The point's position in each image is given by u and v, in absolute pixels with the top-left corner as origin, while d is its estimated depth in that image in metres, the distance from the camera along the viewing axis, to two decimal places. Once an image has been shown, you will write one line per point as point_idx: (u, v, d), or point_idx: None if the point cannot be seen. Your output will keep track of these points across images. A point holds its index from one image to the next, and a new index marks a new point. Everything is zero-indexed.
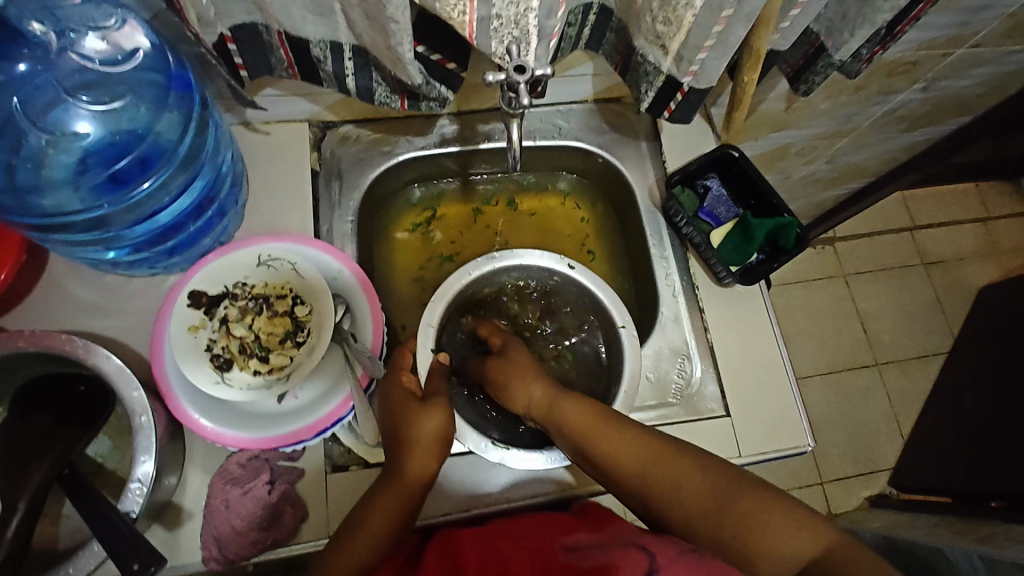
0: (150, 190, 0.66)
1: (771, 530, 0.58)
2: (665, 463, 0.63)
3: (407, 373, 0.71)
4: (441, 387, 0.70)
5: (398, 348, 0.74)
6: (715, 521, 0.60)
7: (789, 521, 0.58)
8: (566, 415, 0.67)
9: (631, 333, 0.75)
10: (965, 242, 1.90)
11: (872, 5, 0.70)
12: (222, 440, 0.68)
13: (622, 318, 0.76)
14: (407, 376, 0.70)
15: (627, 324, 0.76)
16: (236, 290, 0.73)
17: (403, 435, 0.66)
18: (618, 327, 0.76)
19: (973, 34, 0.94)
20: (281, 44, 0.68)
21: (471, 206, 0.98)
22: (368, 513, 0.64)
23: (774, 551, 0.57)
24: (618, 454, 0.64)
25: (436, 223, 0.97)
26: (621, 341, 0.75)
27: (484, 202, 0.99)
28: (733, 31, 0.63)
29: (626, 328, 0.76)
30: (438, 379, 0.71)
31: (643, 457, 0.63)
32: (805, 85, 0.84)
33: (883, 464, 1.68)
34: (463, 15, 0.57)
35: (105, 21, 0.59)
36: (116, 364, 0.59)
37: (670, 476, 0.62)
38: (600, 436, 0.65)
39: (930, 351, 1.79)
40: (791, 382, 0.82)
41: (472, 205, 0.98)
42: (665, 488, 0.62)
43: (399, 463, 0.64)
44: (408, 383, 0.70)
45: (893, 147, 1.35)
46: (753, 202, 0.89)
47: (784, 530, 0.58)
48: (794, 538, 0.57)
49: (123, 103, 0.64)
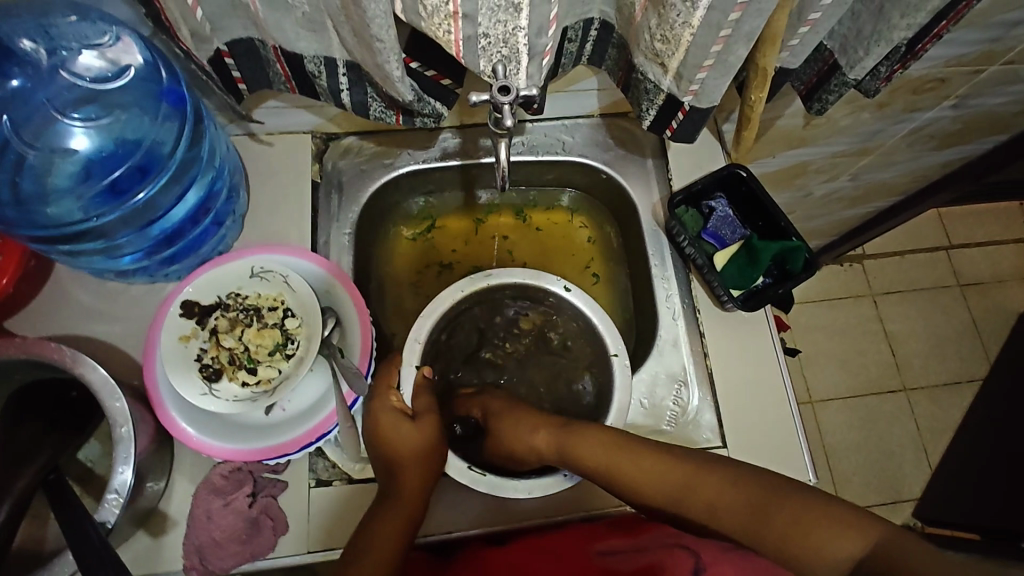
0: (146, 199, 0.67)
1: (816, 535, 0.56)
2: (690, 481, 0.63)
3: (395, 393, 0.70)
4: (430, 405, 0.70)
5: (385, 363, 0.73)
6: (756, 531, 0.59)
7: (832, 526, 0.56)
8: (577, 441, 0.68)
9: (623, 362, 0.73)
10: (1005, 264, 1.80)
11: (887, 22, 0.67)
12: (208, 450, 0.68)
13: (615, 346, 0.74)
14: (395, 396, 0.70)
15: (620, 353, 0.74)
16: (229, 301, 0.73)
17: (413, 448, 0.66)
18: (612, 356, 0.74)
19: (1006, 50, 0.89)
20: (277, 59, 0.68)
21: (475, 218, 0.97)
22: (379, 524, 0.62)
23: (823, 555, 0.55)
24: (637, 477, 0.64)
25: (438, 235, 0.96)
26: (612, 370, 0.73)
27: (489, 215, 0.97)
28: (734, 50, 0.61)
29: (618, 357, 0.74)
30: (425, 396, 0.71)
31: (669, 479, 0.63)
32: (819, 104, 0.80)
33: (907, 495, 1.60)
34: (448, 34, 0.56)
35: (99, 38, 0.63)
36: (101, 374, 0.59)
37: (699, 492, 0.62)
38: (617, 461, 0.66)
39: (963, 378, 1.70)
40: (793, 412, 0.79)
41: (475, 217, 0.97)
42: (698, 506, 0.62)
43: (407, 472, 0.64)
44: (397, 402, 0.69)
45: (923, 165, 1.28)
46: (761, 222, 0.85)
47: (830, 532, 0.55)
48: (845, 542, 0.55)
49: (113, 117, 0.65)
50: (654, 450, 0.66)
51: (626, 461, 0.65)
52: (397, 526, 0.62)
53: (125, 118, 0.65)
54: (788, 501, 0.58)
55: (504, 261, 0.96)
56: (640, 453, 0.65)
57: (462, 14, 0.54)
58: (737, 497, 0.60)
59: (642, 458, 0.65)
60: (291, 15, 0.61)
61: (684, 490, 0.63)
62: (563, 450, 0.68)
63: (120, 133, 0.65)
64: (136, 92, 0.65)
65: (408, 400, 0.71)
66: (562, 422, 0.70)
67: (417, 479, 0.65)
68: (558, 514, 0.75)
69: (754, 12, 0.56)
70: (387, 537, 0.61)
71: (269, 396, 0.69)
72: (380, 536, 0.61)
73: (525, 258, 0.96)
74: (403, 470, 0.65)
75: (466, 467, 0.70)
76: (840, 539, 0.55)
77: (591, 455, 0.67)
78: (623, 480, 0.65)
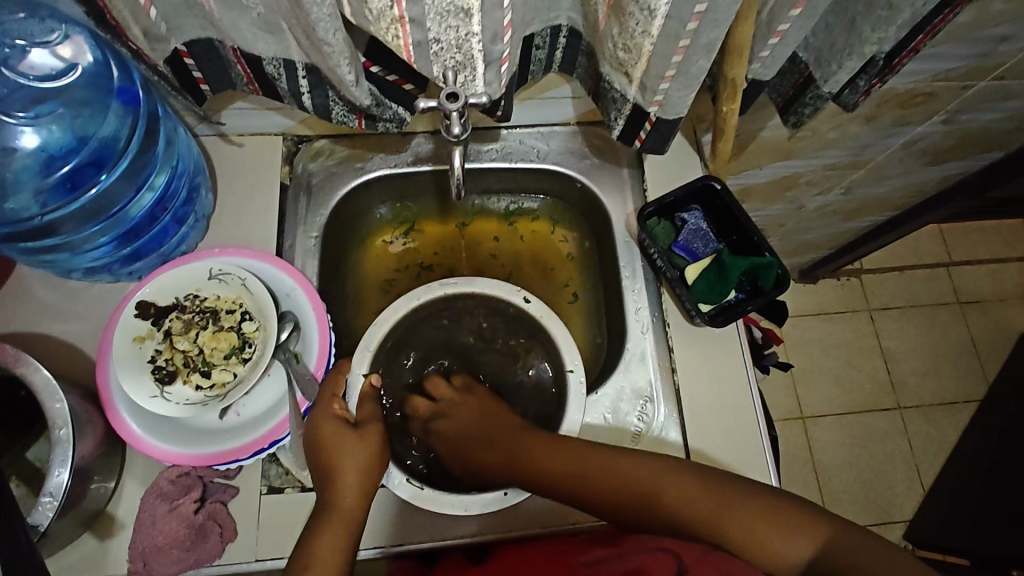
0: (100, 193, 0.66)
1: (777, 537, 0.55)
2: (651, 484, 0.61)
3: (339, 401, 0.68)
4: (375, 413, 0.69)
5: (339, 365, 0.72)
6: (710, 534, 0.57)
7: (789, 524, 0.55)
8: (535, 451, 0.67)
9: (578, 379, 0.72)
10: (1006, 282, 1.75)
11: (859, 36, 0.65)
12: (156, 454, 0.67)
13: (572, 363, 0.73)
14: (338, 404, 0.68)
15: (576, 368, 0.73)
16: (186, 303, 0.72)
17: (358, 457, 0.64)
18: (567, 372, 0.73)
19: (996, 65, 0.86)
20: (237, 60, 0.67)
21: (459, 223, 0.95)
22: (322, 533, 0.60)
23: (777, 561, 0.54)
24: (595, 478, 0.63)
25: (419, 239, 0.94)
26: (568, 386, 0.72)
27: (472, 219, 0.95)
28: (694, 62, 0.59)
29: (574, 373, 0.73)
30: (370, 403, 0.69)
31: (634, 483, 0.62)
32: (795, 117, 0.78)
33: (897, 516, 1.56)
34: (397, 39, 0.55)
35: (48, 36, 0.61)
36: (44, 375, 0.59)
37: (657, 497, 0.60)
38: (578, 470, 0.64)
39: (959, 399, 1.66)
40: (762, 434, 0.77)
41: (460, 222, 0.95)
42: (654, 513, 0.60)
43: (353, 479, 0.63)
44: (340, 410, 0.67)
45: (918, 180, 1.26)
46: (735, 236, 0.83)
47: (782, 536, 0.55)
48: (794, 540, 0.55)
49: (63, 118, 0.64)
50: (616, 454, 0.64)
51: (588, 469, 0.63)
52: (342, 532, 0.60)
53: (77, 116, 0.64)
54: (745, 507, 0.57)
55: (489, 269, 0.94)
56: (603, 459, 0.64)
57: (409, 18, 0.53)
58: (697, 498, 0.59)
59: (602, 462, 0.63)
60: (247, 15, 0.60)
61: (644, 499, 0.61)
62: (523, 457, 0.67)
63: (71, 130, 0.64)
64: (85, 89, 0.64)
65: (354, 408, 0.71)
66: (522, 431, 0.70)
67: (358, 488, 0.63)
68: (513, 529, 0.72)
69: (711, 23, 0.54)
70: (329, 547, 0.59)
71: (220, 401, 0.68)
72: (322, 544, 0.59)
73: (511, 269, 0.94)
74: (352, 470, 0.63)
75: (405, 481, 0.71)
76: (793, 537, 0.55)
77: (551, 463, 0.65)
78: (585, 489, 0.64)
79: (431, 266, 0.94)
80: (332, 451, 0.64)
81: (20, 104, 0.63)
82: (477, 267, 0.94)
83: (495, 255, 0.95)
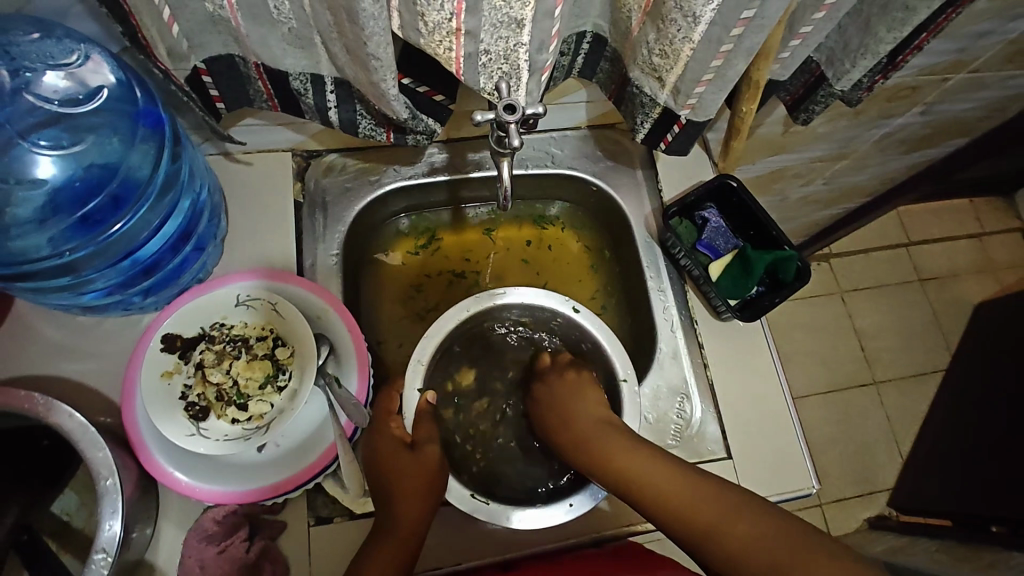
0: (122, 230, 0.63)
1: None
2: (721, 512, 0.58)
3: (395, 419, 0.71)
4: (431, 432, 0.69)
5: (385, 388, 0.73)
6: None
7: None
8: (615, 450, 0.65)
9: (632, 388, 0.71)
10: (960, 259, 1.77)
11: (874, 36, 0.68)
12: (197, 495, 0.64)
13: (623, 370, 0.73)
14: (395, 424, 0.70)
15: (629, 376, 0.72)
16: (214, 332, 0.69)
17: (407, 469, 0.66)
18: (620, 380, 0.72)
19: (973, 59, 0.91)
20: (259, 76, 0.64)
21: (484, 228, 0.94)
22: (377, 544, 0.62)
23: None
24: (672, 498, 0.61)
25: (437, 250, 0.92)
26: (621, 397, 0.72)
27: (498, 225, 0.94)
28: (733, 65, 0.61)
29: (627, 381, 0.73)
30: (425, 423, 0.69)
31: (706, 504, 0.59)
32: (805, 114, 0.82)
33: (881, 484, 1.52)
34: (449, 51, 0.54)
35: (67, 57, 0.59)
36: (79, 421, 0.55)
37: (725, 528, 0.57)
38: (658, 485, 0.62)
39: (926, 369, 1.65)
40: (791, 413, 0.80)
41: (484, 228, 0.94)
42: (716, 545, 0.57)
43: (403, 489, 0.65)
44: (398, 430, 0.70)
45: (891, 168, 1.32)
46: (752, 232, 0.86)
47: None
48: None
49: (88, 144, 0.61)
50: (695, 474, 0.62)
51: (668, 482, 0.62)
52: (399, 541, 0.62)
53: (108, 136, 0.61)
54: (828, 563, 0.51)
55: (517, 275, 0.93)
56: (682, 475, 0.62)
57: (465, 31, 0.52)
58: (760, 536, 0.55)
59: (679, 478, 0.62)
60: (277, 31, 0.57)
61: (709, 527, 0.58)
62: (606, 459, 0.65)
63: (102, 157, 0.61)
64: (113, 113, 0.61)
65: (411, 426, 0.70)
66: (601, 426, 0.68)
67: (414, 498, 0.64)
68: (570, 539, 0.73)
69: (756, 28, 0.56)
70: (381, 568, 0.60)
71: (263, 433, 0.64)
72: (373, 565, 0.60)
73: (544, 275, 0.94)
74: (406, 489, 0.65)
75: (469, 495, 0.67)
76: None
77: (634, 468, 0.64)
78: (662, 504, 0.61)
79: (451, 279, 0.92)
80: (393, 470, 0.66)
81: (41, 132, 0.60)
82: (502, 275, 0.93)
83: (528, 259, 0.94)
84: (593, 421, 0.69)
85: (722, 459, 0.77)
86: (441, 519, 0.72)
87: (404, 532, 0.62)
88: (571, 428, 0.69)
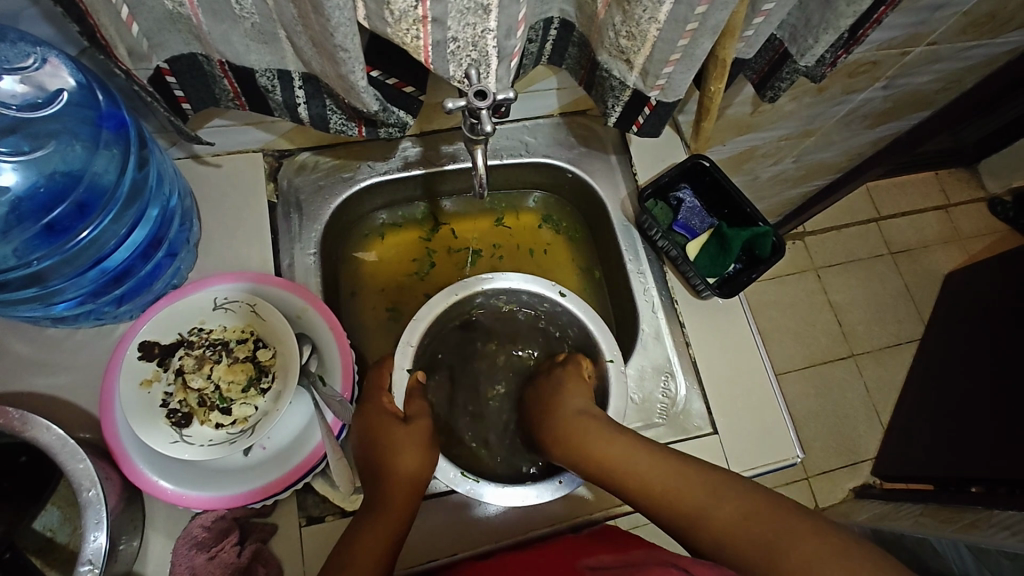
0: (90, 237, 0.62)
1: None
2: (707, 500, 0.56)
3: (388, 395, 0.69)
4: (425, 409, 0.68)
5: (374, 366, 0.72)
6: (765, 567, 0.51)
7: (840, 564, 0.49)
8: (597, 444, 0.64)
9: (620, 367, 0.72)
10: (928, 230, 1.81)
11: (835, 11, 0.69)
12: (185, 502, 0.63)
13: (610, 352, 0.74)
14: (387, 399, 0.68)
15: (615, 358, 0.73)
16: (192, 337, 0.69)
17: (384, 455, 0.63)
18: (607, 362, 0.73)
19: (930, 32, 0.93)
20: (224, 74, 0.63)
21: (493, 218, 0.95)
22: (363, 531, 0.59)
23: None
24: (658, 483, 0.59)
25: (449, 237, 0.93)
26: (609, 376, 0.72)
27: (502, 215, 0.95)
28: (699, 44, 0.61)
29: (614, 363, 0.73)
30: (417, 400, 0.69)
31: (698, 493, 0.57)
32: (772, 91, 0.84)
33: (864, 454, 1.55)
34: (416, 40, 0.54)
35: (22, 61, 0.56)
36: (57, 434, 0.54)
37: (710, 520, 0.56)
38: (649, 472, 0.60)
39: (903, 339, 1.68)
40: (771, 379, 0.82)
41: (495, 217, 0.95)
42: (705, 539, 0.55)
43: (386, 470, 0.62)
44: (390, 405, 0.68)
45: (857, 143, 1.35)
46: (726, 210, 0.89)
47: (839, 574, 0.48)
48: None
49: (52, 147, 0.59)
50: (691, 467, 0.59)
51: (649, 469, 0.60)
52: (384, 523, 0.59)
53: (70, 144, 0.60)
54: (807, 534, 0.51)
55: (525, 265, 0.94)
56: (671, 462, 0.60)
57: (431, 18, 0.52)
58: (749, 526, 0.54)
59: (664, 466, 0.60)
60: (239, 27, 0.56)
61: (692, 517, 0.56)
62: (591, 452, 0.63)
63: (64, 164, 0.60)
64: (70, 119, 0.60)
65: (400, 402, 0.69)
66: (572, 419, 0.66)
67: (412, 476, 0.63)
68: (568, 520, 0.74)
69: (720, 5, 0.56)
70: (369, 547, 0.57)
71: (248, 435, 0.64)
72: (364, 541, 0.58)
73: (537, 269, 0.94)
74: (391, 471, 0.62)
75: (460, 475, 0.68)
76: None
77: (611, 456, 0.63)
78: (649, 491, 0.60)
79: (454, 268, 0.92)
80: (391, 445, 0.63)
81: (2, 140, 0.58)
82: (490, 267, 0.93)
83: (535, 250, 0.95)
84: (570, 407, 0.68)
85: (709, 437, 0.78)
86: (433, 511, 0.72)
87: (398, 507, 0.61)
88: (558, 427, 0.66)
